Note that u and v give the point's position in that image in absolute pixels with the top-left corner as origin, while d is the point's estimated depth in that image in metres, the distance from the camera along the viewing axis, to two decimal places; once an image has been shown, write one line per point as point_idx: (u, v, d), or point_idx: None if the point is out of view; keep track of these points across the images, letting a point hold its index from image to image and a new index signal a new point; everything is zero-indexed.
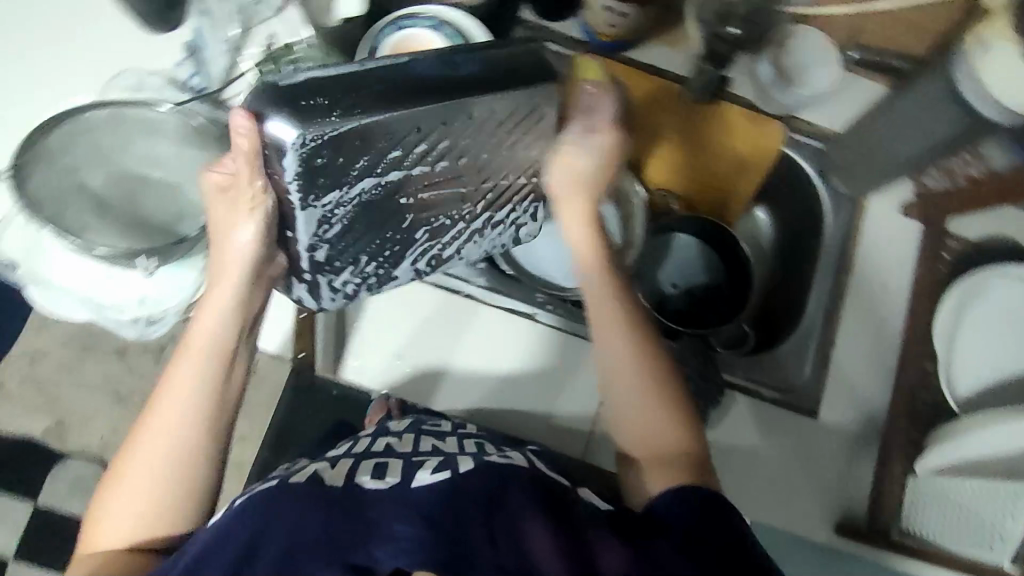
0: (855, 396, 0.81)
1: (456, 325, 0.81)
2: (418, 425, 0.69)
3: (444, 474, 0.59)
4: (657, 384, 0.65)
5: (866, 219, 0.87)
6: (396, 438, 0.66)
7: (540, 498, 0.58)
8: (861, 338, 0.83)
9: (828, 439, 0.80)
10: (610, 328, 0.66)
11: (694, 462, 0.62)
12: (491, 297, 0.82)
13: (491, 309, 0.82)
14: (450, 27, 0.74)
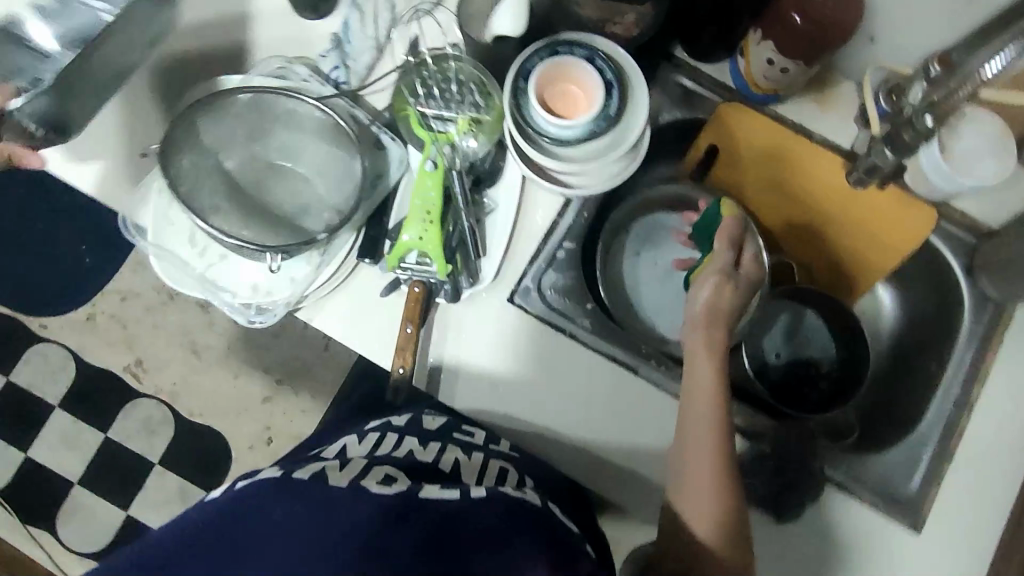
0: (965, 518, 0.75)
1: (554, 365, 0.77)
2: (448, 435, 0.71)
3: (454, 496, 0.55)
4: (717, 487, 0.64)
5: (1010, 331, 0.79)
6: (420, 447, 0.67)
7: (543, 538, 0.52)
8: (982, 460, 0.76)
9: (925, 562, 0.74)
10: (702, 424, 0.67)
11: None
12: (594, 342, 0.77)
13: (595, 356, 0.77)
14: (607, 60, 0.70)
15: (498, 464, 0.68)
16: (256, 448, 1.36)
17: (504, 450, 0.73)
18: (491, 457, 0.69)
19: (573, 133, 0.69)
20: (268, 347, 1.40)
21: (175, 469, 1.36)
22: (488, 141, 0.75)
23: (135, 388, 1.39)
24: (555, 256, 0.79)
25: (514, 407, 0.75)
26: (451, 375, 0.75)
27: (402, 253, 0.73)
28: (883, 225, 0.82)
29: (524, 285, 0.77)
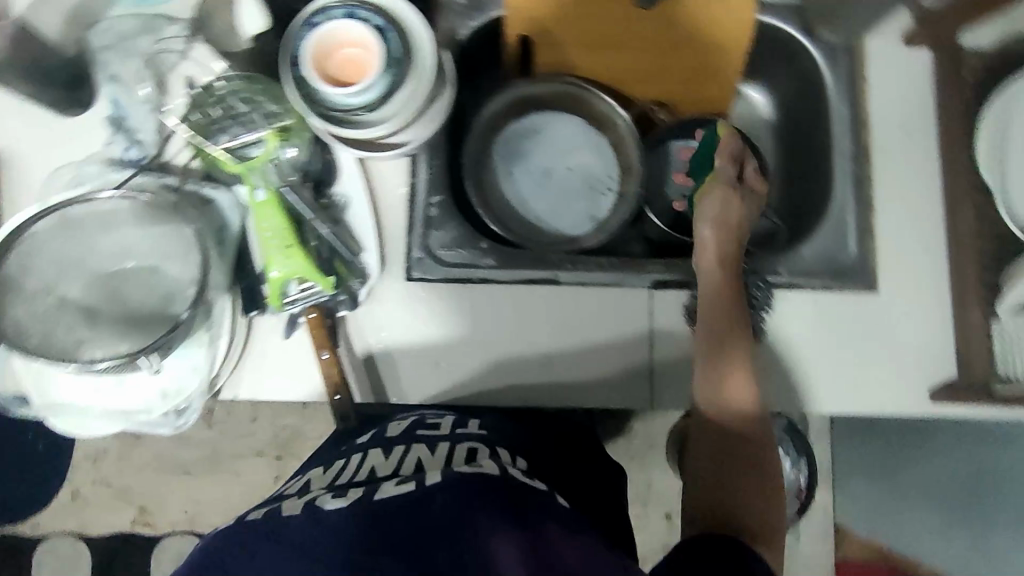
0: (912, 253, 0.76)
1: (481, 316, 0.75)
2: (412, 434, 0.64)
3: (410, 487, 0.54)
4: (728, 382, 0.65)
5: (869, 66, 0.79)
6: (382, 458, 0.62)
7: (504, 504, 0.52)
8: (899, 195, 0.77)
9: (895, 310, 0.75)
10: (718, 320, 0.67)
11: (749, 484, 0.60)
12: (504, 275, 0.76)
13: (515, 288, 0.76)
14: (366, 8, 0.66)
15: (465, 446, 0.62)
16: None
17: (474, 430, 0.66)
18: (460, 444, 0.62)
19: (371, 93, 0.66)
20: (252, 433, 1.27)
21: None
22: (304, 140, 0.71)
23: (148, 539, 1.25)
24: (429, 217, 0.76)
25: (466, 371, 0.75)
26: (394, 373, 0.74)
27: (281, 289, 0.70)
28: (712, 29, 0.80)
29: (415, 258, 0.75)
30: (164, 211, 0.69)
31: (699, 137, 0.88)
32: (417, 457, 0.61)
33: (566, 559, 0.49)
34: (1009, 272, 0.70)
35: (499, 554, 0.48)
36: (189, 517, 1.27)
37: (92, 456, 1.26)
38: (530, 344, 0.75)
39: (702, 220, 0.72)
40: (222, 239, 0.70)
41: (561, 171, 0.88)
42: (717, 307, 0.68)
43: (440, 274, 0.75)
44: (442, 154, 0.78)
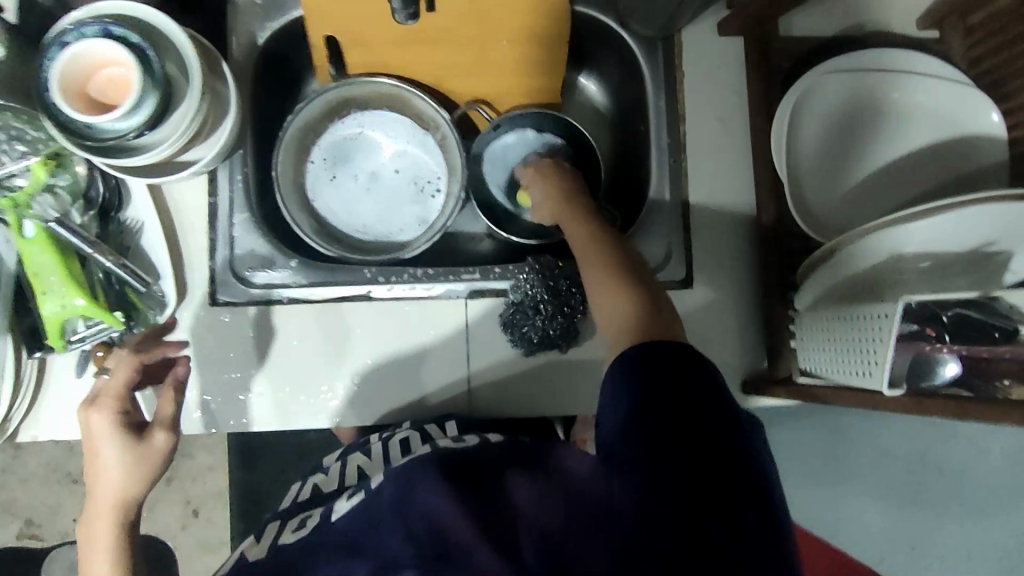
0: (726, 249, 0.77)
1: (295, 335, 0.73)
2: (348, 450, 0.70)
3: (361, 497, 0.52)
4: (612, 264, 0.60)
5: (683, 57, 0.78)
6: (323, 478, 0.66)
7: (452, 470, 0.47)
8: (714, 189, 0.78)
9: (711, 304, 0.77)
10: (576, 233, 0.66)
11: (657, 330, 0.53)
12: (316, 293, 0.74)
13: (329, 306, 0.73)
14: (120, 27, 0.61)
15: (401, 435, 0.67)
16: (190, 527, 1.14)
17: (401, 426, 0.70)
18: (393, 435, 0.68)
19: (142, 118, 0.61)
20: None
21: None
22: (77, 164, 0.67)
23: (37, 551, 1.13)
24: (233, 237, 0.73)
25: (282, 393, 0.72)
26: (207, 403, 0.72)
27: (64, 327, 0.65)
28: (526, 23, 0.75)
29: (220, 280, 0.72)
30: None
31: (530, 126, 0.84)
32: (357, 468, 0.65)
33: (512, 498, 0.43)
34: (804, 271, 0.71)
35: (441, 513, 0.43)
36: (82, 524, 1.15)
37: None
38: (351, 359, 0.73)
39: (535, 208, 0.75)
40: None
41: (388, 174, 0.85)
42: (574, 217, 0.68)
43: (249, 296, 0.72)
44: (248, 166, 0.74)
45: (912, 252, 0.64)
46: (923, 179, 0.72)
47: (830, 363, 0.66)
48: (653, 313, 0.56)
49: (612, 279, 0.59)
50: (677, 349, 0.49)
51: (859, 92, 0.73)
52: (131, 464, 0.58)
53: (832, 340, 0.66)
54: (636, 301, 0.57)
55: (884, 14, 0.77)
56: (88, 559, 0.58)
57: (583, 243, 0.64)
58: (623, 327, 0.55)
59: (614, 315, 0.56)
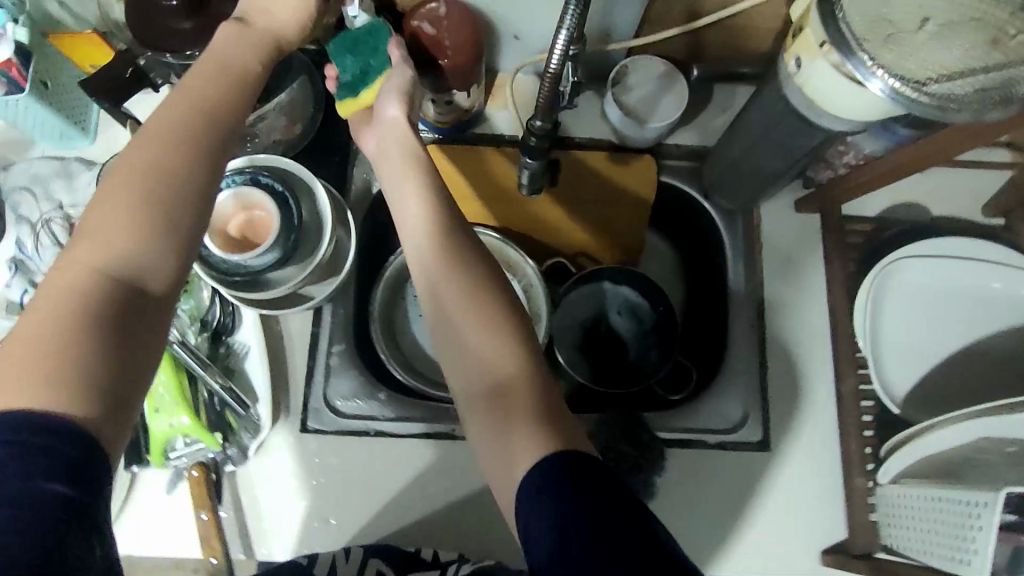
0: (805, 415, 0.78)
1: (372, 469, 0.73)
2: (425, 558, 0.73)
3: None
4: (492, 313, 0.56)
5: (762, 228, 0.84)
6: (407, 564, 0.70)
7: None
8: (791, 354, 0.80)
9: (787, 468, 0.77)
10: (441, 264, 0.58)
11: (534, 396, 0.52)
12: (400, 428, 0.75)
13: (409, 441, 0.74)
14: (268, 176, 0.68)
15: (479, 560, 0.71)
16: None
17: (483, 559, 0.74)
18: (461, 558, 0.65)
19: (273, 259, 0.66)
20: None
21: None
22: (202, 289, 0.73)
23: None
24: (329, 366, 0.77)
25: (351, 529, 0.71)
26: (277, 533, 0.71)
27: (167, 443, 0.68)
28: (620, 198, 0.85)
29: (312, 409, 0.75)
30: None
31: (607, 278, 0.88)
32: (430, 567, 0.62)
33: None
34: (891, 444, 0.72)
35: None
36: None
37: None
38: (424, 498, 0.72)
39: (387, 97, 0.65)
40: None
41: None
42: (443, 240, 0.59)
43: (336, 424, 0.75)
44: (349, 301, 0.79)
45: (1003, 439, 0.63)
46: (999, 362, 0.74)
47: (917, 543, 0.65)
48: (535, 365, 0.54)
49: (499, 329, 0.55)
50: (581, 464, 0.45)
51: (935, 274, 0.76)
52: (218, 75, 0.56)
53: (920, 519, 0.65)
54: (520, 359, 0.54)
55: (951, 206, 0.83)
56: (145, 133, 0.51)
57: (444, 275, 0.57)
58: (495, 388, 0.53)
59: (485, 382, 0.53)
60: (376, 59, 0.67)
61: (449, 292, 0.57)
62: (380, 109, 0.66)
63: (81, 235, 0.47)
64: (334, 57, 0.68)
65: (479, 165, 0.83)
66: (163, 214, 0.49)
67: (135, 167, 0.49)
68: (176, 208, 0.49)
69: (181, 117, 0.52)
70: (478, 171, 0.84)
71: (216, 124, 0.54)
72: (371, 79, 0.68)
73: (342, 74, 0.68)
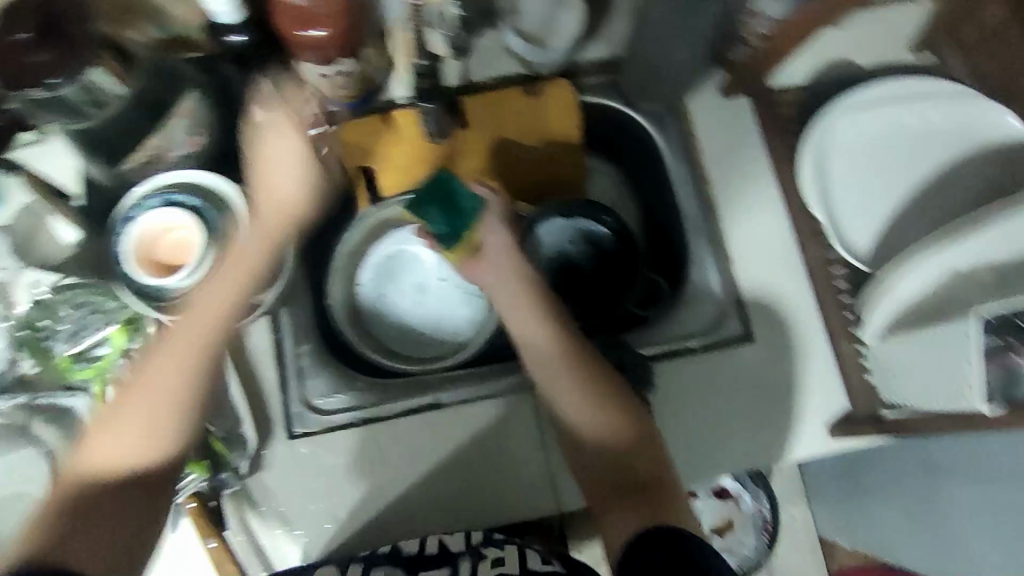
0: (781, 296, 0.77)
1: (369, 456, 0.73)
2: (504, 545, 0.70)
3: None
4: (563, 357, 0.68)
5: (694, 124, 0.82)
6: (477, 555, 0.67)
7: None
8: (752, 240, 0.78)
9: (774, 353, 0.76)
10: (544, 343, 0.68)
11: (650, 454, 0.66)
12: (385, 410, 0.75)
13: (397, 421, 0.74)
14: (180, 193, 0.68)
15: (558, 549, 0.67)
16: None
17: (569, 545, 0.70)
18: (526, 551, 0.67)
19: (209, 270, 0.67)
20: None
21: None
22: (151, 328, 0.71)
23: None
24: (301, 370, 0.76)
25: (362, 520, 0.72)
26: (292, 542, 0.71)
27: None
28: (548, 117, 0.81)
29: (294, 415, 0.74)
30: None
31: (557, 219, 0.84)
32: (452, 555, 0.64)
33: None
34: (862, 302, 0.69)
35: None
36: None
37: None
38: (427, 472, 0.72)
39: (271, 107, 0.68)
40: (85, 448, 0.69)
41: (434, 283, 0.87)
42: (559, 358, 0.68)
43: (321, 424, 0.74)
44: (305, 301, 0.78)
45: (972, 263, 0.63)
46: (955, 193, 0.73)
47: (915, 390, 0.65)
48: (641, 418, 0.68)
49: (591, 395, 0.67)
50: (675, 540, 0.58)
51: (872, 123, 0.74)
52: (276, 217, 0.67)
53: (913, 364, 0.64)
54: (628, 419, 0.67)
55: (877, 52, 0.81)
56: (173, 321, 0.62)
57: (553, 348, 0.68)
58: (605, 438, 0.67)
59: (602, 435, 0.67)
60: (466, 201, 0.71)
61: (539, 342, 0.69)
62: (490, 243, 0.71)
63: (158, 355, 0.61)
64: (426, 215, 0.72)
65: (392, 131, 0.80)
66: (187, 412, 0.61)
67: (185, 334, 0.61)
68: (186, 387, 0.60)
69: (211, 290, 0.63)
70: (394, 138, 0.80)
71: (241, 285, 0.64)
72: (469, 219, 0.71)
73: (439, 228, 0.72)
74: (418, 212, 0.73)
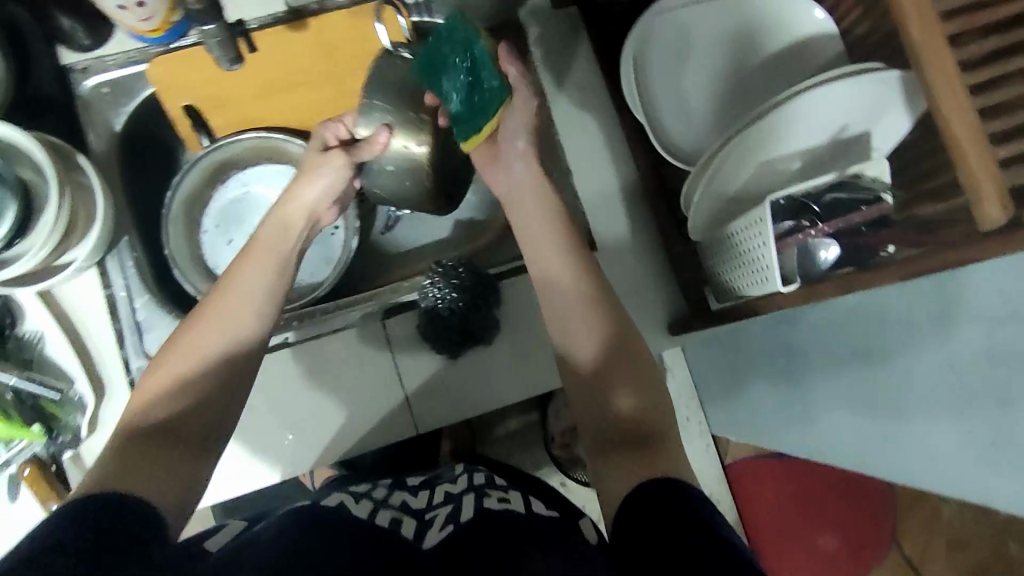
0: (620, 204, 0.79)
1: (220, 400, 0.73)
2: (430, 482, 0.63)
3: (450, 528, 0.51)
4: (576, 262, 0.61)
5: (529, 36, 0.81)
6: (410, 498, 0.59)
7: (530, 539, 0.49)
8: (590, 152, 0.80)
9: (617, 259, 0.79)
10: (546, 239, 0.63)
11: (667, 414, 0.54)
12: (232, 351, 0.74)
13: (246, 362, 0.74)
14: None
15: (481, 474, 0.64)
16: None
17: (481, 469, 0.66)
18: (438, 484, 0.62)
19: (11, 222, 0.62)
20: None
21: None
22: None
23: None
24: (138, 322, 0.73)
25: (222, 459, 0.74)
26: None
27: None
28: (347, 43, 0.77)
29: (135, 367, 0.71)
30: None
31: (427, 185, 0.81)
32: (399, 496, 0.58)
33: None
34: (683, 201, 0.72)
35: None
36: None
37: None
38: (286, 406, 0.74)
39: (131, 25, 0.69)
40: None
41: None
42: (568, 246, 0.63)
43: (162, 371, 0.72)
44: (136, 251, 0.75)
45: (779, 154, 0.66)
46: None
47: (730, 280, 0.69)
48: (657, 383, 0.56)
49: (606, 319, 0.58)
50: (668, 487, 0.44)
51: (686, 25, 0.75)
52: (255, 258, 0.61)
53: (727, 256, 0.67)
54: (643, 377, 0.55)
55: None
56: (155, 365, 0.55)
57: (571, 273, 0.60)
58: (625, 385, 0.55)
59: (622, 399, 0.54)
60: (490, 77, 0.60)
61: (530, 216, 0.65)
62: (506, 132, 0.67)
63: (204, 319, 0.57)
64: (442, 81, 0.60)
65: (202, 69, 0.74)
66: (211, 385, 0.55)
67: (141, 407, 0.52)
68: (194, 416, 0.53)
69: (262, 271, 0.60)
70: (205, 77, 0.75)
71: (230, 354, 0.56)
72: (489, 105, 0.62)
73: (453, 104, 0.61)
74: (433, 79, 0.60)
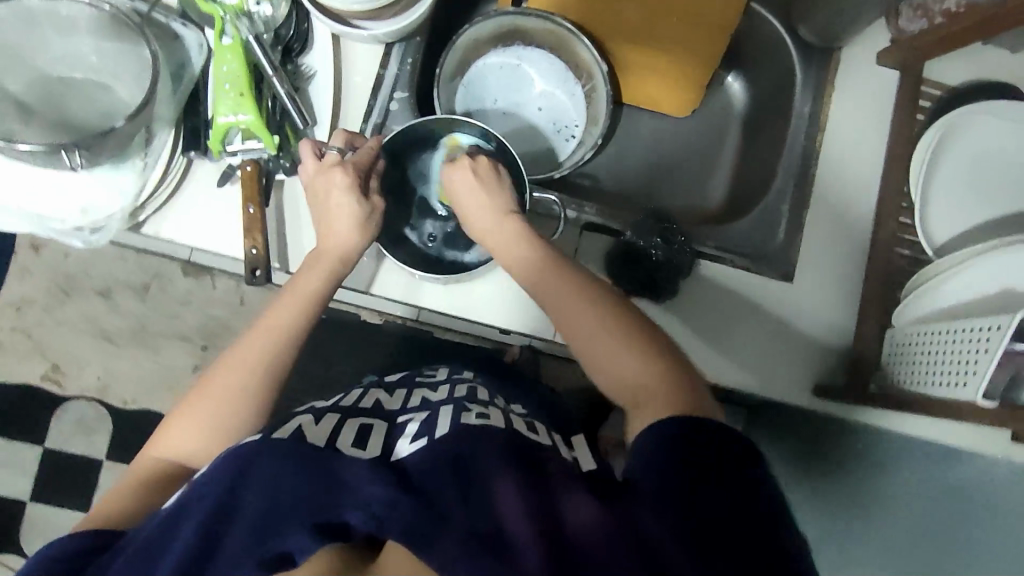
0: (834, 256, 0.79)
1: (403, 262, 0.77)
2: (411, 380, 0.67)
3: (423, 444, 0.50)
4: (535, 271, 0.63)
5: (840, 71, 0.82)
6: (386, 394, 0.63)
7: (521, 460, 0.48)
8: (836, 199, 0.80)
9: (805, 303, 0.78)
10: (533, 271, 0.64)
11: (686, 391, 0.53)
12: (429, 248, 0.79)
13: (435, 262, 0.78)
14: None
15: (465, 385, 0.63)
16: None
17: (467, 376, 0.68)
18: (417, 386, 0.65)
19: None
20: (181, 317, 1.14)
21: (128, 462, 1.13)
22: (280, 4, 0.73)
23: (55, 396, 1.14)
24: (388, 110, 0.77)
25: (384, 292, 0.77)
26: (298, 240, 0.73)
27: (225, 136, 0.70)
28: (709, 4, 0.85)
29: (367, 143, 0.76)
30: (126, 30, 0.66)
31: (631, 247, 0.75)
32: (373, 398, 0.62)
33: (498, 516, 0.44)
34: (912, 286, 0.73)
35: (508, 519, 0.43)
36: (102, 384, 1.15)
37: (21, 302, 1.14)
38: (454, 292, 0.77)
39: None
40: (177, 75, 0.70)
41: (531, 108, 0.90)
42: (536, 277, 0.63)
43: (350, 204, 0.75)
44: (418, 55, 0.79)
45: (1008, 293, 0.66)
46: None
47: (920, 372, 0.69)
48: (665, 368, 0.55)
49: (614, 327, 0.58)
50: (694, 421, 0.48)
51: (992, 134, 0.76)
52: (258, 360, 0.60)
53: (929, 349, 0.68)
54: (651, 364, 0.56)
55: None
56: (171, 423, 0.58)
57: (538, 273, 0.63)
58: (627, 376, 0.56)
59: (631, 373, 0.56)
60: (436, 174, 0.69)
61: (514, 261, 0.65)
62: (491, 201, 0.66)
63: (184, 413, 0.58)
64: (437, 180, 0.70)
65: None
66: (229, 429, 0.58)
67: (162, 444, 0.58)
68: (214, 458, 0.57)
69: (249, 380, 0.59)
70: None
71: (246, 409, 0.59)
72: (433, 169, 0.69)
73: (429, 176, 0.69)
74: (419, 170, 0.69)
